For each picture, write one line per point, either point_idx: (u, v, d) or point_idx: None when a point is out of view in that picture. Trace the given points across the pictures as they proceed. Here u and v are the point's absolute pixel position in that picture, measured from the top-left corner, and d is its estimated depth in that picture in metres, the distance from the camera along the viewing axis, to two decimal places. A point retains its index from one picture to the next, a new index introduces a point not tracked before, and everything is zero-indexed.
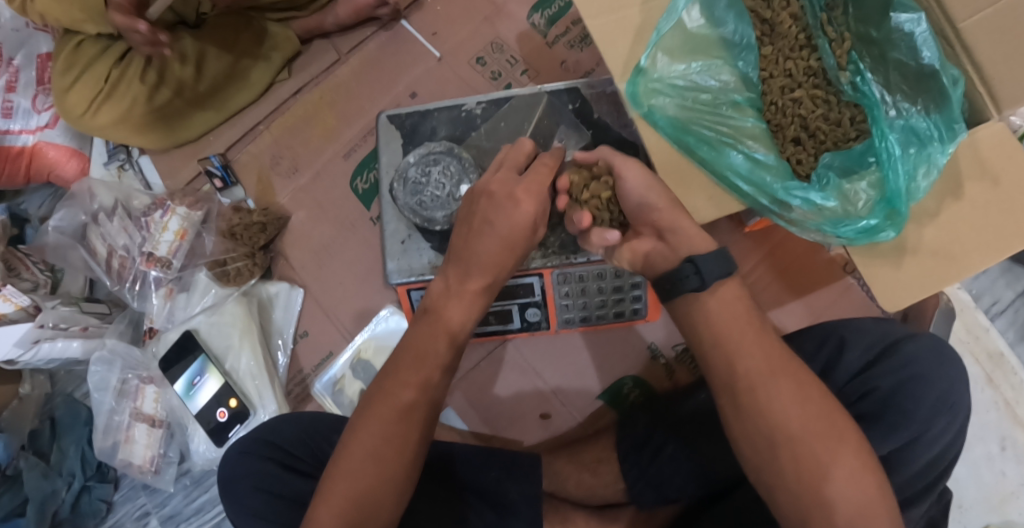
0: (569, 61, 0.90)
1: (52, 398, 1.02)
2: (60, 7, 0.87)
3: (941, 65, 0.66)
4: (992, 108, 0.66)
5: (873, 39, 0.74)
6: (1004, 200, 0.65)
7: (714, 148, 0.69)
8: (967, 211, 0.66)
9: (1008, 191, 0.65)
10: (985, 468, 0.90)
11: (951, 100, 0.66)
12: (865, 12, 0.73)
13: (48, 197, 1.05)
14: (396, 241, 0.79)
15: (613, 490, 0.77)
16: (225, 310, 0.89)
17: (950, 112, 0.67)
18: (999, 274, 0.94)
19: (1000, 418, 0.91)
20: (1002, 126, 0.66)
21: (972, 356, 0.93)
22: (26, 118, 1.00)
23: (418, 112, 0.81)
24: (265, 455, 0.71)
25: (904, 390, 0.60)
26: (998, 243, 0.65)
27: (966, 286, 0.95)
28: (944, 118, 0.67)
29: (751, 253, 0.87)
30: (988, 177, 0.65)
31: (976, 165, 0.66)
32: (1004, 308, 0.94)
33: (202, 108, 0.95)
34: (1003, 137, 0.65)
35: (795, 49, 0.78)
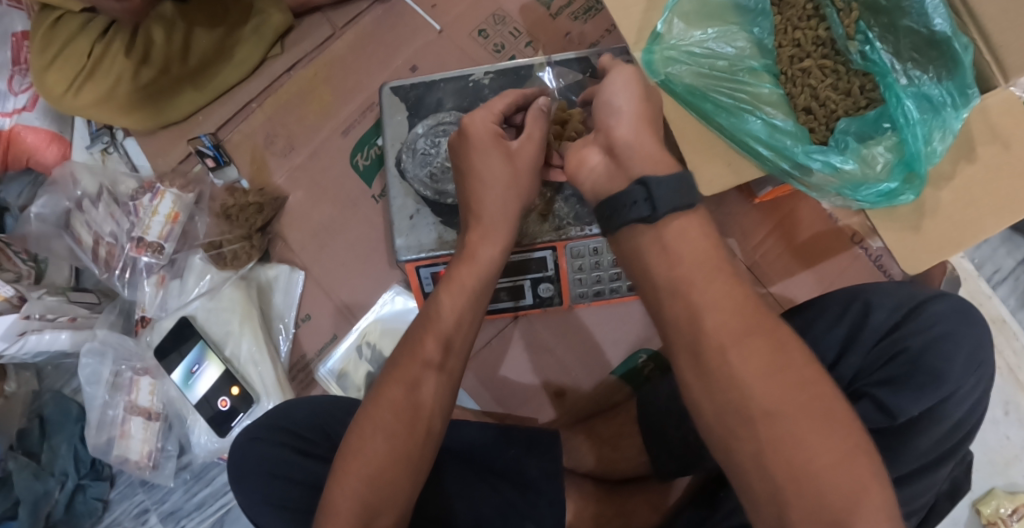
0: (573, 33, 0.88)
1: (41, 396, 0.97)
2: None
3: (951, 31, 0.64)
4: (999, 76, 0.64)
5: (881, 8, 0.71)
6: (1016, 165, 0.64)
7: (733, 115, 0.67)
8: (980, 174, 0.65)
9: (1019, 154, 0.64)
10: (990, 432, 0.89)
11: (963, 66, 0.64)
12: None
13: (28, 185, 0.98)
14: (404, 217, 0.76)
15: (635, 464, 0.79)
16: (223, 295, 0.86)
17: (962, 78, 0.65)
18: (1000, 243, 0.94)
19: (1004, 382, 0.90)
20: (1009, 93, 0.64)
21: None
22: (3, 101, 0.95)
23: (423, 83, 0.79)
24: (278, 439, 0.69)
25: (935, 349, 0.60)
26: (1011, 205, 0.64)
27: (968, 255, 0.95)
28: (956, 84, 0.65)
29: (761, 226, 0.85)
30: (999, 141, 0.64)
31: (987, 128, 0.65)
32: (1006, 276, 0.94)
33: (189, 87, 0.91)
34: (1012, 104, 0.64)
35: (803, 18, 0.77)
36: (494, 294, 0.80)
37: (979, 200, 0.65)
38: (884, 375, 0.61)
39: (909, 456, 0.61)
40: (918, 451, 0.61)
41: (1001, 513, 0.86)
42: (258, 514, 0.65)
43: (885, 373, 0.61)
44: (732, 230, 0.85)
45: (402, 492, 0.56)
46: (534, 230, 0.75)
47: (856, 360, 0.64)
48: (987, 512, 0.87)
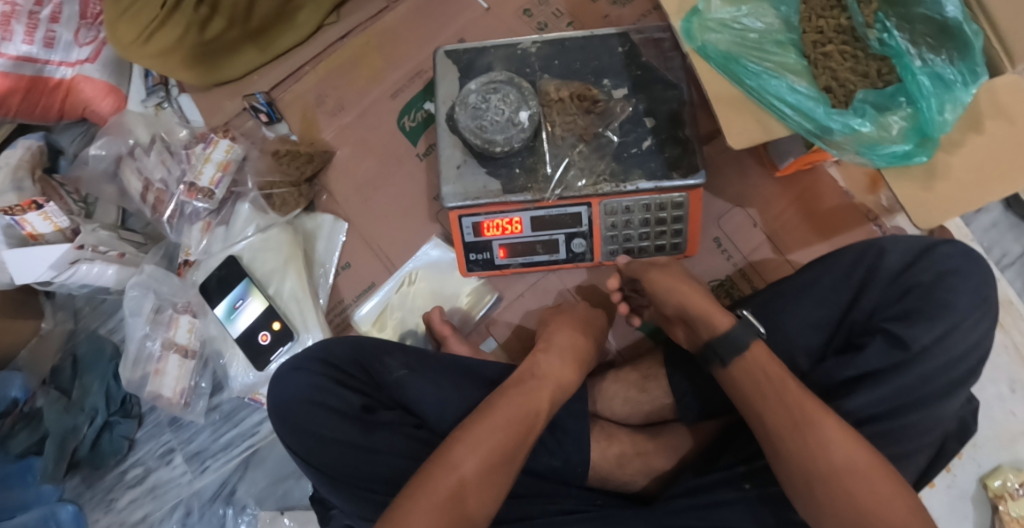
0: (611, 16, 0.95)
1: (75, 335, 1.00)
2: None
3: (962, 18, 0.71)
4: (1007, 63, 0.71)
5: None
6: (1018, 138, 0.71)
7: (763, 78, 0.72)
8: (987, 144, 0.72)
9: (1022, 130, 0.71)
10: (997, 407, 0.95)
11: (973, 49, 0.71)
12: None
13: (79, 134, 1.06)
14: (451, 166, 0.80)
15: (660, 407, 0.80)
16: (270, 236, 0.89)
17: (972, 58, 0.71)
18: (1007, 229, 1.01)
19: (1010, 360, 0.96)
20: (1016, 77, 0.71)
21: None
22: (67, 51, 0.99)
23: (474, 49, 0.85)
24: (317, 373, 0.72)
25: (943, 283, 0.67)
26: (1014, 171, 0.71)
27: (979, 239, 1.01)
28: (966, 66, 0.71)
29: (780, 198, 0.90)
30: (1004, 116, 0.72)
31: (994, 105, 0.72)
32: (1013, 260, 1.01)
33: (250, 46, 0.97)
34: (1018, 86, 0.71)
35: (826, 9, 0.82)
36: (529, 247, 0.84)
37: (982, 170, 0.72)
38: (898, 310, 0.68)
39: (921, 379, 0.66)
40: (925, 377, 0.66)
41: (1008, 486, 0.91)
42: (297, 444, 0.71)
43: (898, 308, 0.68)
44: (756, 199, 0.90)
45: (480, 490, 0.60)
46: (574, 184, 0.80)
47: (873, 299, 0.70)
48: (995, 485, 0.91)
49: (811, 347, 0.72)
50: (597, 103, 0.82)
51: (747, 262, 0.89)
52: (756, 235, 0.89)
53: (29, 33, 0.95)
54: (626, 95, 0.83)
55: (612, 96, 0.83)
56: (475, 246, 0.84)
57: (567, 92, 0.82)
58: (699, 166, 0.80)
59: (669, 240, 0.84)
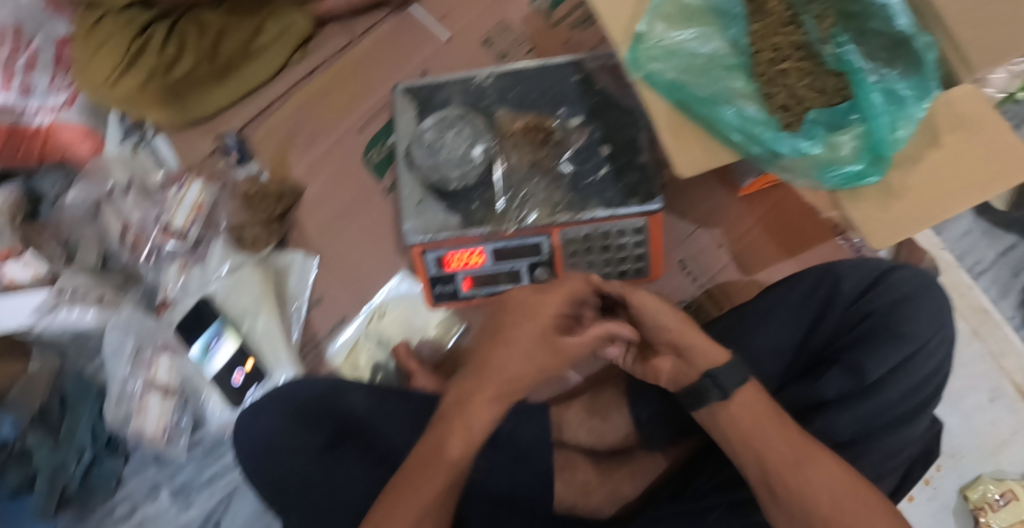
0: (572, 41, 0.95)
1: (63, 374, 1.01)
2: (118, 42, 0.90)
3: (912, 32, 0.72)
4: (964, 71, 0.71)
5: (852, 14, 0.76)
6: (976, 150, 0.70)
7: (709, 105, 0.72)
8: (946, 156, 0.71)
9: (980, 143, 0.70)
10: (976, 417, 0.94)
11: (925, 63, 0.71)
12: None
13: (62, 178, 1.08)
14: (412, 202, 0.81)
15: (623, 434, 0.82)
16: (243, 275, 0.91)
17: (922, 75, 0.72)
18: (982, 235, 1.00)
19: (988, 369, 0.96)
20: (972, 89, 0.71)
21: (958, 310, 0.98)
22: (44, 98, 1.00)
23: (432, 84, 0.86)
24: (280, 413, 0.75)
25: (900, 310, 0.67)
26: (975, 184, 0.69)
27: (950, 247, 1.00)
28: (919, 80, 0.72)
29: (747, 215, 0.89)
30: (962, 128, 0.71)
31: (951, 116, 0.72)
32: (987, 268, 0.99)
33: (218, 84, 0.97)
34: (974, 97, 0.71)
35: (782, 25, 0.80)
36: (493, 277, 0.85)
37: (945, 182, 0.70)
38: (853, 337, 0.68)
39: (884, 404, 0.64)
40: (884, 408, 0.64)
41: (988, 498, 0.89)
42: (264, 484, 0.72)
43: (852, 335, 0.68)
44: (720, 220, 0.89)
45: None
46: (531, 217, 0.80)
47: (830, 326, 0.71)
48: (975, 497, 0.90)
49: (768, 374, 0.73)
50: (552, 133, 0.83)
51: (714, 283, 0.89)
52: (722, 255, 0.89)
53: (6, 81, 0.97)
54: (582, 123, 0.83)
55: (568, 125, 0.83)
56: (439, 279, 0.85)
57: (524, 123, 0.83)
58: (656, 192, 0.80)
59: (632, 265, 0.85)
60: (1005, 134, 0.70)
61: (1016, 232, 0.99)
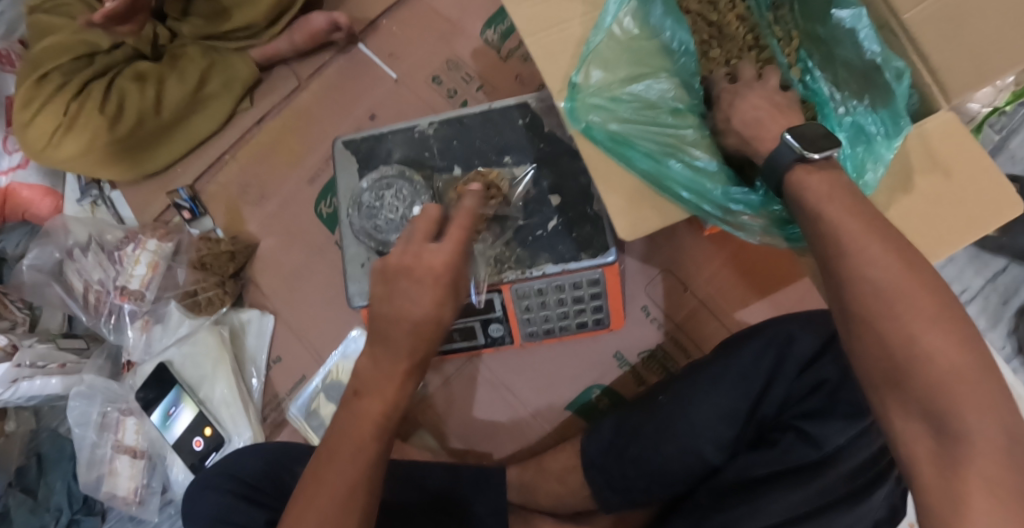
0: (524, 74, 0.90)
1: (38, 435, 1.03)
2: (59, 103, 0.90)
3: (883, 58, 0.62)
4: (941, 97, 0.60)
5: (820, 37, 0.69)
6: (953, 194, 0.59)
7: (656, 160, 0.65)
8: (918, 204, 0.59)
9: (962, 183, 0.59)
10: None
11: (896, 95, 0.61)
12: (809, 9, 0.69)
13: (24, 236, 1.03)
14: (357, 265, 0.77)
15: (580, 498, 0.78)
16: (198, 340, 0.90)
17: (896, 107, 0.61)
18: (968, 261, 0.93)
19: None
20: (952, 116, 0.60)
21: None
22: (0, 160, 1.03)
23: (373, 136, 0.81)
24: (228, 490, 0.73)
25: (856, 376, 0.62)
26: (952, 234, 0.58)
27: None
28: (892, 113, 0.62)
29: (714, 257, 0.83)
30: (939, 168, 0.59)
31: (927, 157, 0.60)
32: (974, 295, 0.92)
33: (166, 139, 0.96)
34: (953, 128, 0.59)
35: (745, 49, 0.73)
36: (448, 336, 0.82)
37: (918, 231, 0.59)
38: (806, 407, 0.63)
39: (836, 479, 0.60)
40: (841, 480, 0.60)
41: None
42: None
43: (805, 404, 0.64)
44: (683, 266, 0.83)
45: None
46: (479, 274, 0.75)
47: (781, 391, 0.66)
48: None
49: (720, 440, 0.68)
50: (497, 182, 0.76)
51: (680, 329, 0.83)
52: (689, 299, 0.83)
53: None
54: (530, 171, 0.78)
55: (514, 174, 0.78)
56: None
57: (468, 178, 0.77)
58: (611, 243, 0.75)
59: (591, 316, 0.81)
60: (990, 169, 0.58)
61: (1006, 255, 0.91)
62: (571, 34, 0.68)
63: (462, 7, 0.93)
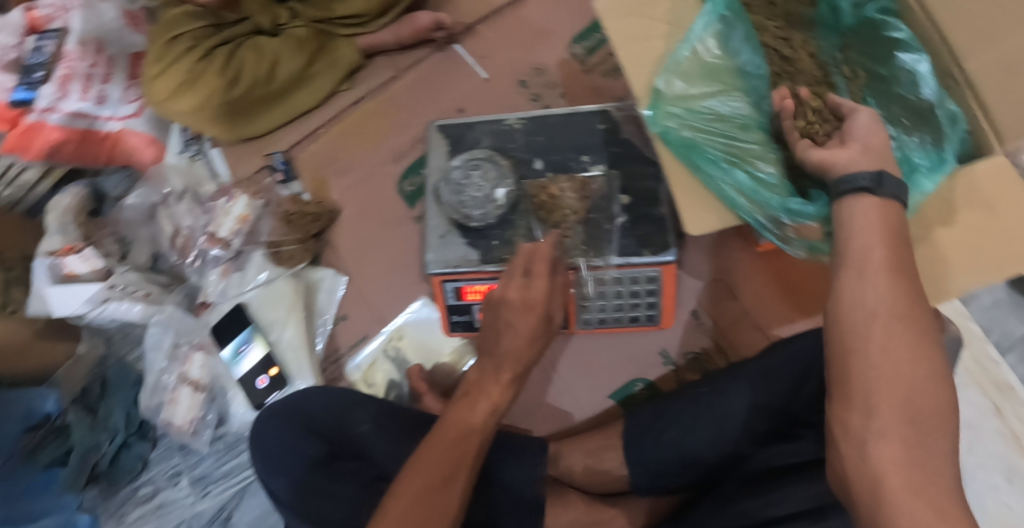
0: (604, 87, 0.99)
1: (105, 361, 1.11)
2: (184, 64, 0.99)
3: (938, 99, 0.69)
4: (994, 142, 0.67)
5: (881, 76, 0.76)
6: (995, 228, 0.66)
7: (723, 168, 0.72)
8: (960, 235, 0.67)
9: (1004, 219, 0.66)
10: (989, 498, 0.94)
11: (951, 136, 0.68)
12: (876, 51, 0.76)
13: (124, 178, 1.18)
14: (435, 235, 0.85)
15: (615, 477, 0.82)
16: (276, 287, 0.98)
17: (945, 146, 0.68)
18: (1012, 309, 0.99)
19: (1007, 448, 0.95)
20: (1004, 160, 0.67)
21: (979, 386, 0.98)
22: (116, 107, 1.11)
23: (464, 124, 0.90)
24: (294, 420, 0.79)
25: None
26: (990, 263, 0.66)
27: (976, 319, 1.00)
28: (936, 150, 0.69)
29: (759, 273, 0.88)
30: (983, 203, 0.67)
31: (970, 191, 0.67)
32: (1015, 343, 0.98)
33: (270, 107, 1.05)
34: (1002, 170, 0.67)
35: (815, 83, 0.78)
36: None
37: (934, 266, 0.67)
38: None
39: None
40: None
41: None
42: (276, 483, 0.77)
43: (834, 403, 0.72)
44: (734, 276, 0.89)
45: (448, 513, 0.65)
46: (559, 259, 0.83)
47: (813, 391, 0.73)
48: None
49: (755, 430, 0.74)
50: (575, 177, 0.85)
51: (723, 335, 0.89)
52: (735, 309, 0.89)
53: (84, 91, 1.07)
54: (604, 171, 0.86)
55: (590, 172, 0.86)
56: (456, 309, 0.88)
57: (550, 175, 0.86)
58: (671, 244, 0.82)
59: (643, 312, 0.86)
60: None
61: None
62: (655, 50, 0.76)
63: (554, 20, 1.02)
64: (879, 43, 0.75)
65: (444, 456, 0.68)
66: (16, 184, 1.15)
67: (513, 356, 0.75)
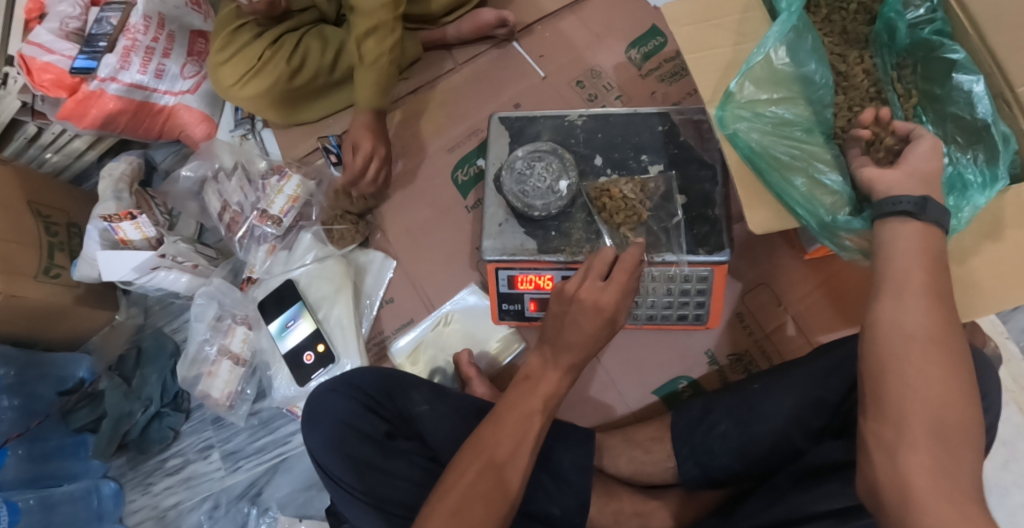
0: (659, 92, 1.01)
1: (143, 329, 1.13)
2: (252, 50, 1.01)
3: (993, 120, 0.69)
4: None
5: (936, 96, 0.75)
6: None
7: (782, 175, 0.73)
8: (1008, 250, 0.67)
9: None
10: None
11: (1001, 156, 0.68)
12: (932, 71, 0.75)
13: (172, 152, 1.22)
14: (493, 223, 0.87)
15: (663, 468, 0.84)
16: (326, 266, 0.98)
17: (996, 166, 0.68)
18: None
19: None
20: None
21: (1018, 404, 1.01)
22: (173, 82, 1.12)
23: (526, 117, 0.92)
24: (350, 396, 0.79)
25: None
26: None
27: (1016, 338, 1.04)
28: (990, 167, 0.68)
29: (807, 280, 0.91)
30: None
31: (1019, 210, 0.67)
32: None
33: (328, 94, 1.08)
34: None
35: (865, 99, 0.79)
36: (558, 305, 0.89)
37: (967, 289, 0.67)
38: None
39: None
40: None
41: None
42: (326, 457, 0.76)
43: None
44: (781, 282, 0.92)
45: (509, 493, 0.67)
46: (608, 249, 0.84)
47: None
48: None
49: (810, 426, 0.75)
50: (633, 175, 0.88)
51: (768, 338, 0.91)
52: (781, 313, 0.91)
53: (143, 65, 1.08)
54: (662, 170, 0.88)
55: (648, 170, 0.88)
56: (508, 297, 0.89)
57: (610, 171, 0.88)
58: (726, 244, 0.84)
59: (691, 311, 0.88)
60: None
61: None
62: (721, 58, 0.77)
63: (613, 26, 1.05)
64: (934, 63, 0.74)
65: (501, 451, 0.69)
66: (63, 151, 1.14)
67: (575, 347, 0.72)
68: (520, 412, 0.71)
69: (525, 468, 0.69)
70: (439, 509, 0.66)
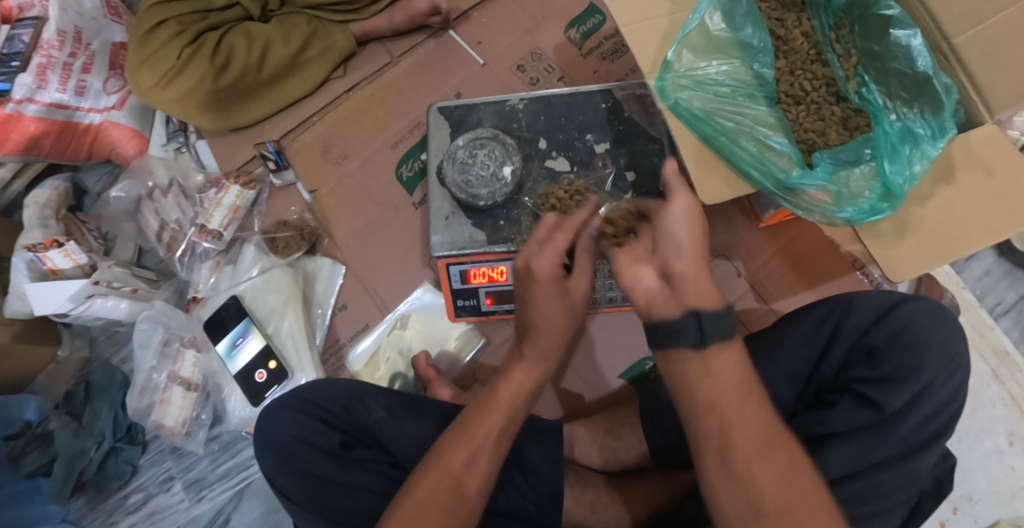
0: (601, 71, 0.99)
1: (90, 363, 1.07)
2: (170, 51, 0.96)
3: (933, 72, 0.65)
4: (986, 112, 0.64)
5: (875, 54, 0.72)
6: (994, 193, 0.63)
7: (731, 139, 0.69)
8: (959, 196, 0.64)
9: (1003, 182, 0.63)
10: (994, 461, 0.97)
11: (944, 107, 0.65)
12: (869, 28, 0.72)
13: (105, 174, 1.16)
14: (440, 217, 0.83)
15: (635, 454, 0.83)
16: (272, 278, 0.93)
17: (942, 116, 0.65)
18: (1002, 277, 1.06)
19: (1008, 412, 0.99)
20: (994, 128, 0.64)
21: (978, 351, 1.02)
22: (96, 99, 1.07)
23: (465, 105, 0.89)
24: (300, 409, 0.76)
25: (897, 342, 0.68)
26: (993, 225, 0.62)
27: (971, 287, 1.06)
28: (937, 119, 0.66)
29: (765, 246, 0.90)
30: (980, 167, 0.64)
31: (966, 154, 0.65)
32: (1008, 308, 1.05)
33: (259, 97, 1.03)
34: (997, 139, 0.64)
35: (806, 63, 0.77)
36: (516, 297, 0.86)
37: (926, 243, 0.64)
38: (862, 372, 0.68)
39: (890, 439, 0.65)
40: (896, 438, 0.66)
41: None
42: (282, 475, 0.74)
43: (862, 366, 0.69)
44: (739, 252, 0.90)
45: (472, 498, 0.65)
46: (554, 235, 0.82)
47: (839, 356, 0.71)
48: None
49: (779, 397, 0.73)
50: (579, 157, 0.85)
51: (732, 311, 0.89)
52: (741, 284, 0.89)
53: (62, 82, 1.02)
54: (609, 150, 0.85)
55: (594, 150, 0.85)
56: (462, 292, 0.87)
57: (555, 154, 0.86)
58: None
59: None
60: None
61: None
62: (658, 27, 0.73)
63: (550, 7, 1.02)
64: (870, 20, 0.71)
65: (464, 457, 0.66)
66: None
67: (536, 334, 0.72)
68: (484, 416, 0.69)
69: (489, 467, 0.67)
70: (400, 514, 0.63)
